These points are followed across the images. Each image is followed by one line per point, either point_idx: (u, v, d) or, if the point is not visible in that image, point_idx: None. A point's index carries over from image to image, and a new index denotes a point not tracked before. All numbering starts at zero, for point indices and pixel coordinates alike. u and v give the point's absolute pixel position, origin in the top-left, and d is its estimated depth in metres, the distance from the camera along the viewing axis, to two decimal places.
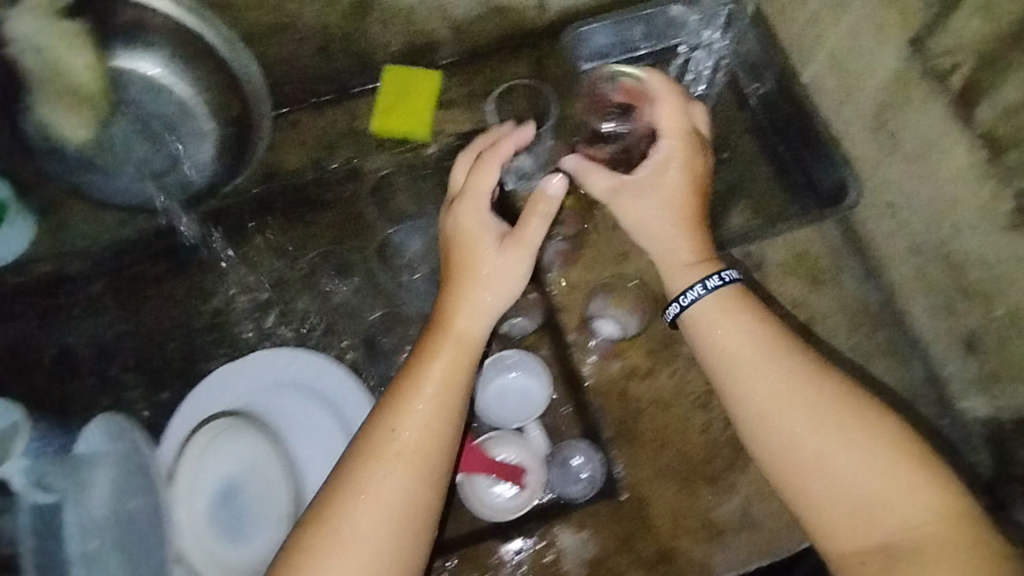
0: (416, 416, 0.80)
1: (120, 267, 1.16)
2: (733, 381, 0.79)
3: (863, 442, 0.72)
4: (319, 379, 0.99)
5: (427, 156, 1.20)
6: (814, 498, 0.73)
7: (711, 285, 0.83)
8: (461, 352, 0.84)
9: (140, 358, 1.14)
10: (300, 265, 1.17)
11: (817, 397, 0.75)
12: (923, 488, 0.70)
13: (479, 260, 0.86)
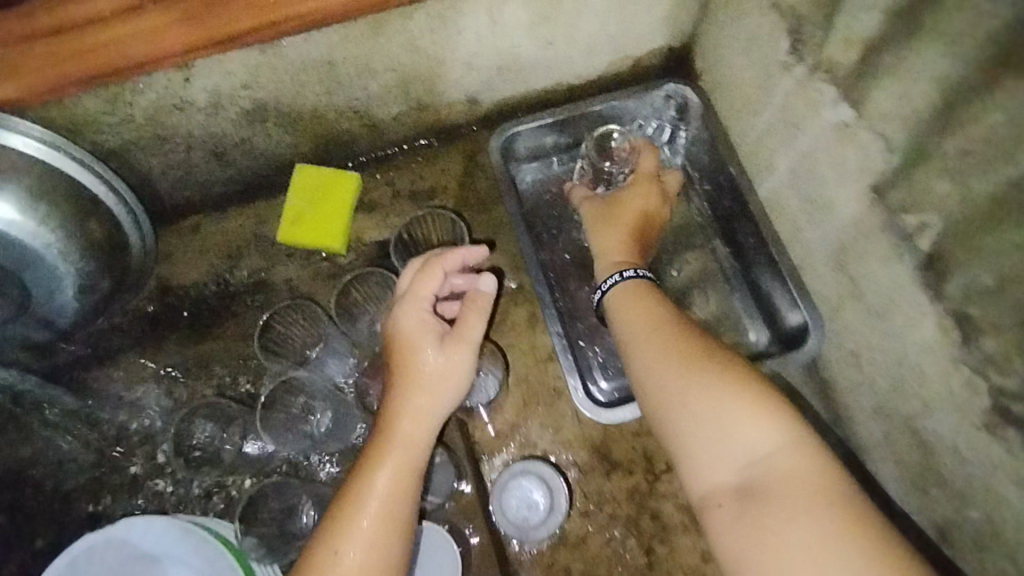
0: (362, 538, 0.70)
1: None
2: (633, 360, 0.79)
3: (733, 395, 0.69)
4: (182, 548, 0.86)
5: (342, 267, 1.08)
6: (686, 441, 0.70)
7: (625, 276, 0.88)
8: (412, 458, 0.76)
9: (10, 499, 1.00)
10: (197, 392, 1.04)
11: (691, 353, 0.75)
12: (780, 416, 0.68)
13: (421, 365, 0.79)
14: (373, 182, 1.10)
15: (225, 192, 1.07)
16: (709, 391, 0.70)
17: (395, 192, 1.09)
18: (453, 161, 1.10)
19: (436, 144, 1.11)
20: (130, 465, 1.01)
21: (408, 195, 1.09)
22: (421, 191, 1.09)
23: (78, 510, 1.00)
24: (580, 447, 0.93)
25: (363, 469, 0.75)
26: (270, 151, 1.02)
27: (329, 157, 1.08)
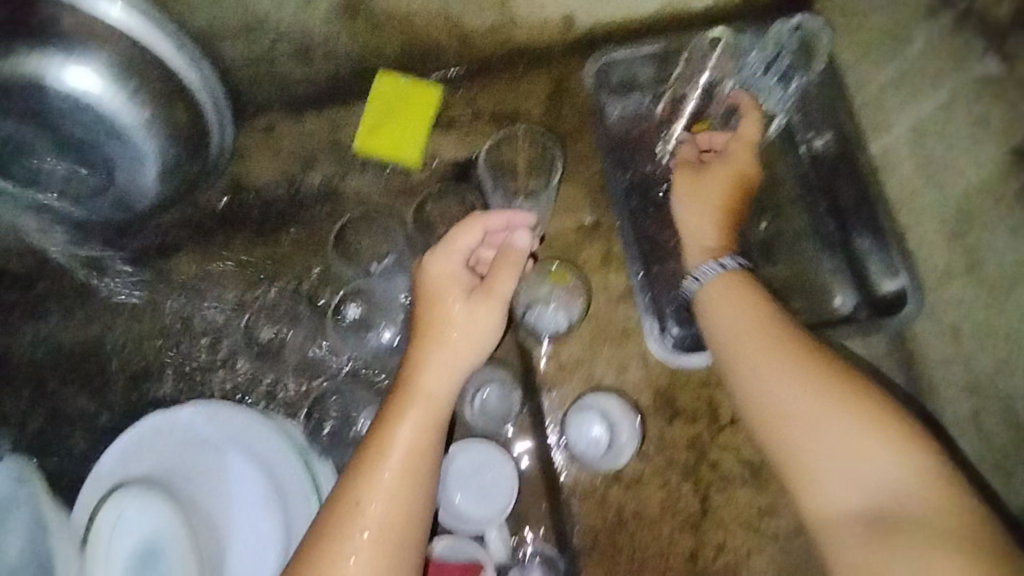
0: (383, 493, 0.70)
1: (67, 270, 1.05)
2: (734, 357, 0.75)
3: (849, 400, 0.67)
4: (238, 435, 0.88)
5: (414, 182, 1.03)
6: (785, 454, 0.69)
7: (721, 267, 0.81)
8: (434, 415, 0.74)
9: (80, 372, 1.04)
10: (259, 293, 1.03)
11: (798, 354, 0.71)
12: (879, 418, 0.66)
13: (450, 327, 0.77)
14: (452, 98, 1.05)
15: (305, 93, 1.05)
16: (824, 399, 0.68)
17: (475, 112, 1.04)
18: (539, 82, 1.04)
19: (522, 64, 1.05)
20: (192, 357, 1.03)
21: (488, 116, 1.04)
22: (502, 113, 1.04)
23: (143, 393, 1.03)
24: (645, 390, 0.91)
25: (387, 424, 0.73)
26: None
27: (412, 67, 1.03)
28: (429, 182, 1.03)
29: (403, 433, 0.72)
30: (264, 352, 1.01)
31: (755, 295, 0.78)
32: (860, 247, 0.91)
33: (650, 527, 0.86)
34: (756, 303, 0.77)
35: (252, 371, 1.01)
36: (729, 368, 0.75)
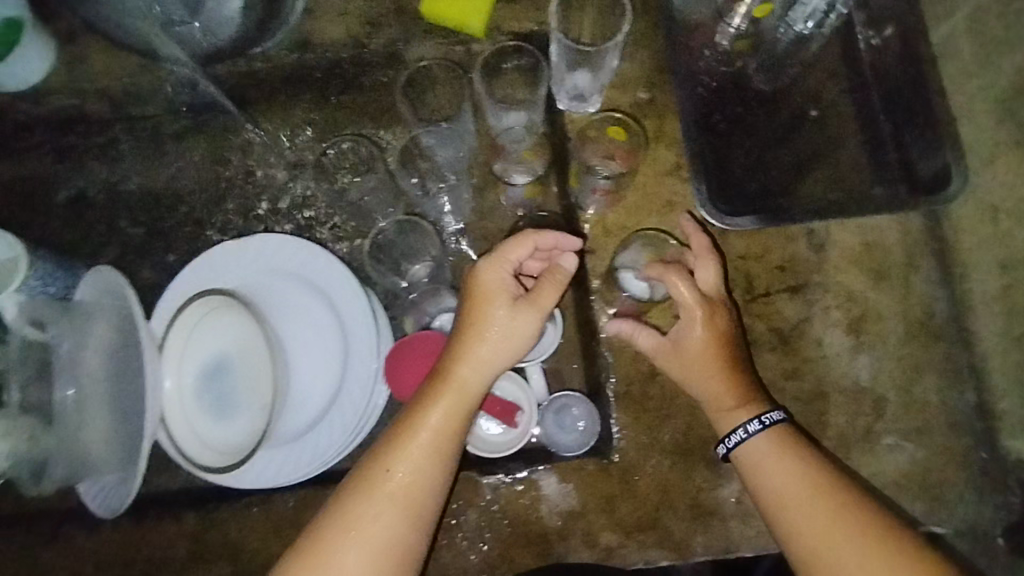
0: (410, 462, 0.77)
1: (139, 115, 1.10)
2: (782, 503, 0.77)
3: (876, 533, 0.72)
4: (307, 267, 0.93)
5: (475, 54, 1.06)
6: (769, 508, 0.78)
7: (753, 428, 0.81)
8: (463, 412, 0.79)
9: (150, 215, 1.10)
10: (319, 150, 1.08)
11: (793, 465, 0.78)
12: (852, 512, 0.74)
13: (483, 349, 0.79)
14: None
15: None
16: (853, 538, 0.72)
17: None
18: None
19: None
20: (254, 205, 1.08)
21: None
22: None
23: (207, 237, 1.09)
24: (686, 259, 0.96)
25: (418, 409, 0.79)
26: None
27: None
28: (490, 53, 1.05)
29: (423, 482, 0.77)
30: (322, 206, 1.06)
31: (803, 449, 0.79)
32: (908, 139, 0.95)
33: (682, 382, 0.92)
34: (793, 451, 0.80)
35: (311, 223, 1.06)
36: (769, 509, 0.78)
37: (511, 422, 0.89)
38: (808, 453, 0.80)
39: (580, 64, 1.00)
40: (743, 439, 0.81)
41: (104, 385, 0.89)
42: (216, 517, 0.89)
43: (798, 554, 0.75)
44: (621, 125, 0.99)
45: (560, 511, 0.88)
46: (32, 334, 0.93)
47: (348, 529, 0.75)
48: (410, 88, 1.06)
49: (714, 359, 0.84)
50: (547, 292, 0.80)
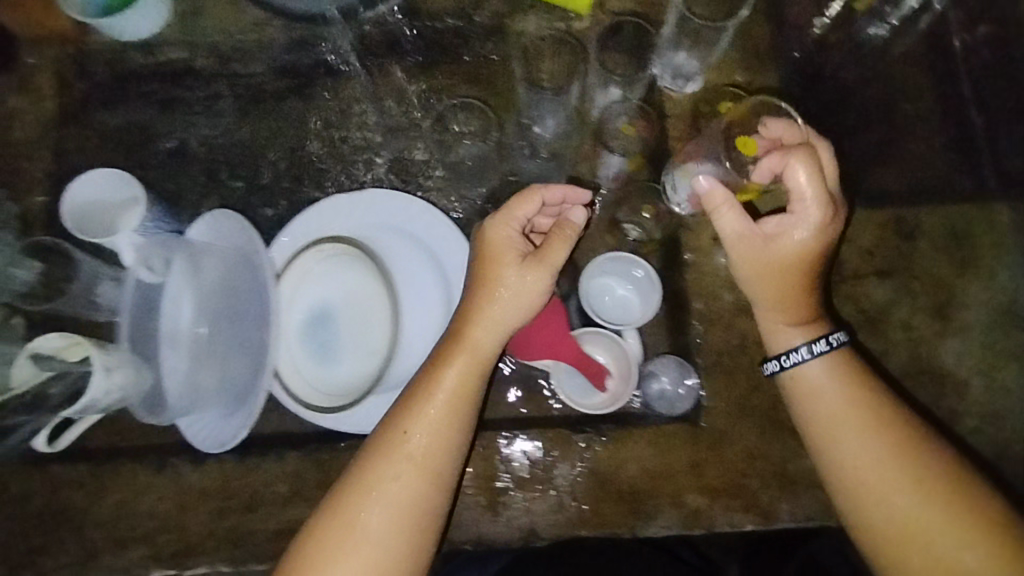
0: (428, 424, 0.80)
1: (243, 73, 1.13)
2: (831, 431, 0.82)
3: (908, 454, 0.80)
4: (414, 223, 0.97)
5: (578, 31, 1.09)
6: (829, 455, 0.82)
7: (815, 350, 0.84)
8: (474, 375, 0.81)
9: (251, 170, 1.13)
10: (418, 115, 1.10)
11: (853, 406, 0.82)
12: (897, 444, 0.80)
13: (495, 308, 0.82)
14: None
15: None
16: (886, 458, 0.80)
17: None
18: None
19: None
20: (353, 165, 1.11)
21: None
22: None
23: (306, 195, 1.12)
24: None
25: (430, 374, 0.81)
26: None
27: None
28: (594, 31, 1.08)
29: (443, 444, 0.80)
30: (421, 169, 1.08)
31: (865, 383, 0.83)
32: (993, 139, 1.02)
33: None
34: (853, 389, 0.83)
35: (409, 185, 1.08)
36: (816, 439, 0.84)
37: (601, 387, 0.93)
38: (873, 393, 0.83)
39: (685, 41, 1.04)
40: (799, 360, 0.84)
41: (218, 329, 0.91)
42: (319, 459, 0.93)
43: (836, 474, 0.82)
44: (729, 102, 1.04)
45: (649, 471, 0.92)
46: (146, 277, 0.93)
47: (370, 487, 0.78)
48: (522, 56, 1.09)
49: (799, 264, 0.81)
50: (555, 248, 0.82)
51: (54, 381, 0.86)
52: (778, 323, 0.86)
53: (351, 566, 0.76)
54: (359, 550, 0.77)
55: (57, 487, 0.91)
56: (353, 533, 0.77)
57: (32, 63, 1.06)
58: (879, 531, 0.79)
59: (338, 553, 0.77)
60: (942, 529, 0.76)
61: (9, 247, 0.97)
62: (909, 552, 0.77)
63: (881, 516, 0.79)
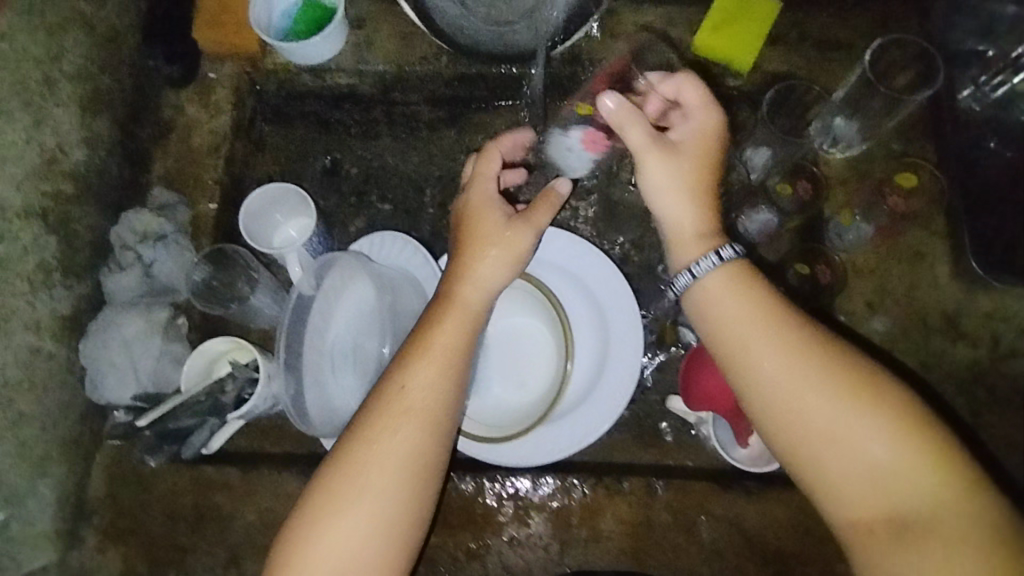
0: (424, 381, 0.74)
1: (400, 101, 1.16)
2: (743, 343, 0.68)
3: (807, 364, 0.66)
4: (581, 265, 0.97)
5: (731, 87, 1.09)
6: (835, 466, 0.64)
7: (723, 258, 0.71)
8: (467, 327, 0.77)
9: (398, 194, 1.15)
10: None
11: (810, 360, 0.66)
12: (900, 421, 0.63)
13: (489, 262, 0.78)
14: (784, 18, 1.10)
15: None
16: (841, 395, 0.65)
17: (801, 36, 1.10)
18: (867, 21, 1.10)
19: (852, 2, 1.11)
20: None
21: (810, 43, 1.10)
22: (825, 42, 1.10)
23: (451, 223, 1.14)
24: (931, 309, 0.99)
25: (432, 327, 0.76)
26: None
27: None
28: (749, 90, 1.09)
29: (423, 395, 0.74)
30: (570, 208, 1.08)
31: (757, 285, 0.70)
32: None
33: None
34: (770, 315, 0.69)
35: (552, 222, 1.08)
36: (737, 365, 0.69)
37: (744, 442, 0.91)
38: (762, 286, 0.71)
39: (853, 108, 1.01)
40: (691, 282, 0.72)
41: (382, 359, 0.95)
42: (463, 492, 0.92)
43: (744, 392, 0.69)
44: (911, 173, 1.02)
45: (793, 532, 0.90)
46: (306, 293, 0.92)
47: (364, 454, 0.72)
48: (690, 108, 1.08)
49: (709, 166, 0.74)
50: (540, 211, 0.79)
51: (226, 389, 0.90)
52: (687, 240, 0.73)
53: (354, 522, 0.70)
54: (358, 508, 0.70)
55: (206, 489, 0.92)
56: (357, 484, 0.71)
57: (211, 77, 1.10)
58: (846, 487, 0.64)
59: (323, 522, 0.70)
60: (915, 479, 0.62)
61: (178, 245, 0.98)
62: (884, 515, 0.63)
63: (824, 455, 0.64)
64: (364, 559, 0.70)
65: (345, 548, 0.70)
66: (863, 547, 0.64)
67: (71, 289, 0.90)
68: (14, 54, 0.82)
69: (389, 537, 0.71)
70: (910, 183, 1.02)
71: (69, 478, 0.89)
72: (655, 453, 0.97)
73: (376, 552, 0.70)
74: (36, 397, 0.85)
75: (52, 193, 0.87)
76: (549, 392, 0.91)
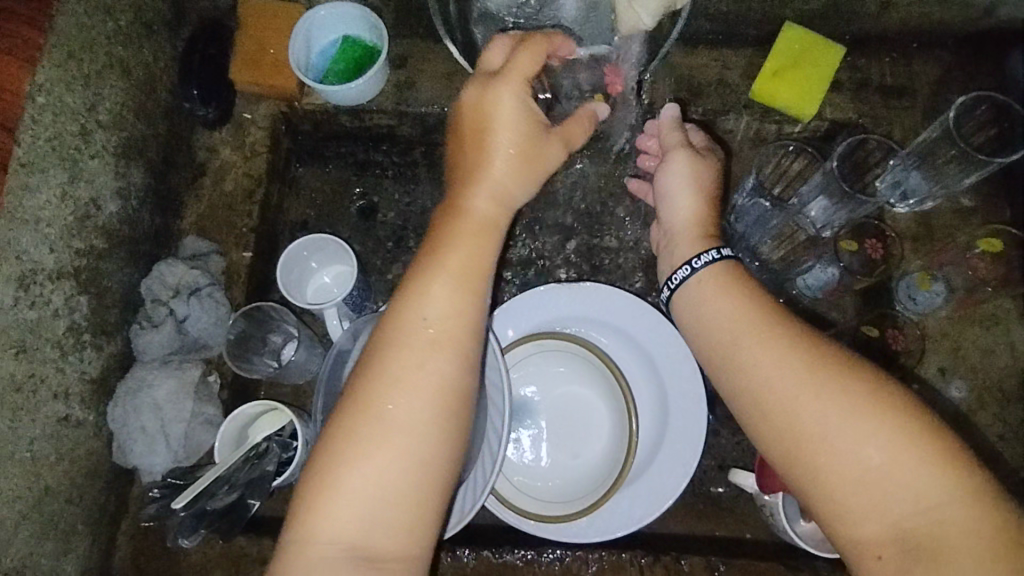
0: (443, 310, 0.61)
1: (441, 142, 1.09)
2: (734, 340, 0.63)
3: (793, 360, 0.59)
4: (634, 324, 0.90)
5: (788, 135, 1.02)
6: (827, 479, 0.56)
7: (702, 261, 0.69)
8: (492, 250, 0.64)
9: None
10: (620, 202, 1.02)
11: (793, 359, 0.59)
12: (885, 416, 0.56)
13: (507, 180, 0.65)
14: (847, 62, 1.04)
15: (707, 29, 1.03)
16: (834, 390, 0.57)
17: (868, 81, 1.03)
18: (931, 67, 1.04)
19: (916, 46, 1.05)
20: None
21: (877, 87, 1.03)
22: (892, 87, 1.03)
23: None
24: (1006, 376, 0.94)
25: (449, 248, 0.63)
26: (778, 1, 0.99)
27: (818, 23, 1.02)
28: (807, 137, 1.03)
29: (457, 330, 0.61)
30: (623, 258, 1.00)
31: (748, 286, 0.65)
32: None
33: None
34: (747, 308, 0.64)
35: (605, 274, 1.00)
36: (721, 357, 0.64)
37: (810, 515, 0.82)
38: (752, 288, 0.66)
39: (927, 164, 0.94)
40: (689, 275, 0.69)
41: None
42: (509, 563, 0.85)
43: (739, 399, 0.62)
44: (995, 238, 0.96)
45: None
46: (342, 345, 0.88)
47: (386, 390, 0.59)
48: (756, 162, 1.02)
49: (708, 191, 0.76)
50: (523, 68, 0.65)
51: (265, 455, 0.83)
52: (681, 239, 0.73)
53: (378, 466, 0.57)
54: (392, 450, 0.58)
55: (237, 563, 0.85)
56: (377, 430, 0.58)
57: (247, 116, 1.04)
58: (848, 498, 0.56)
59: (341, 466, 0.57)
60: (913, 491, 0.54)
61: (213, 299, 0.92)
62: (890, 531, 0.55)
63: (818, 458, 0.57)
64: (393, 515, 0.57)
65: (374, 496, 0.57)
66: (873, 566, 0.55)
67: (101, 349, 0.86)
68: (51, 107, 0.77)
69: (420, 487, 0.58)
70: (994, 249, 0.95)
71: (93, 549, 0.84)
72: (712, 523, 0.91)
73: (413, 506, 0.58)
74: (64, 468, 0.79)
75: (85, 250, 0.83)
76: (611, 463, 0.86)
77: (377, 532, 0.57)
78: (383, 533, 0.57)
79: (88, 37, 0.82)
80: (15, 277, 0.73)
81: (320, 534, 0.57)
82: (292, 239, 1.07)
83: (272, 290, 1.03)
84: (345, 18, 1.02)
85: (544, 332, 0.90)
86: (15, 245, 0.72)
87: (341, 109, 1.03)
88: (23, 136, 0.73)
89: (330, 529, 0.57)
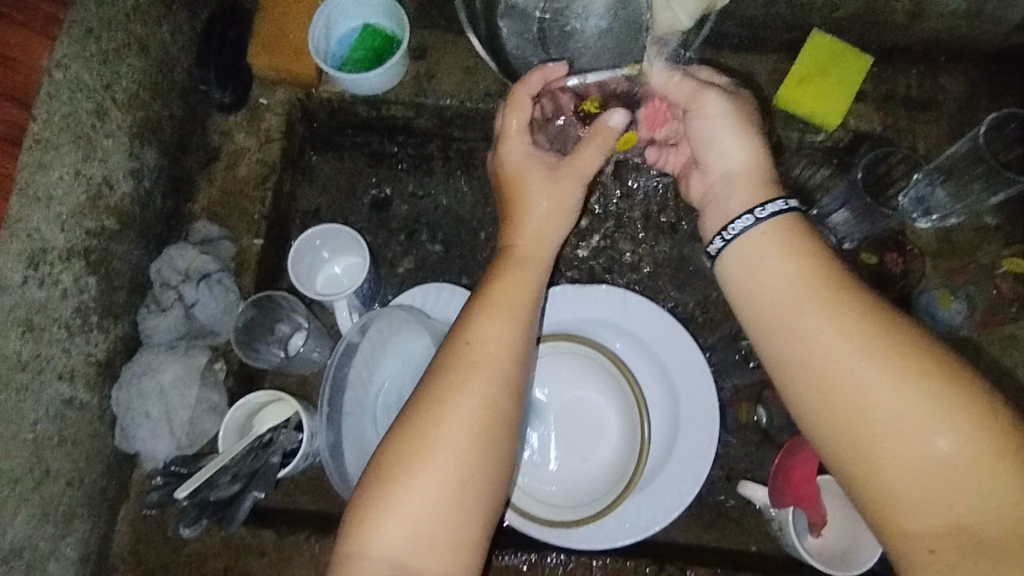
0: (498, 337, 0.61)
1: (458, 136, 1.08)
2: (792, 307, 0.59)
3: (859, 332, 0.56)
4: (650, 331, 0.88)
5: (811, 144, 1.01)
6: (878, 461, 0.53)
7: (765, 214, 0.64)
8: (538, 283, 0.65)
9: (451, 234, 1.06)
10: (637, 203, 1.00)
11: (852, 331, 0.56)
12: (947, 398, 0.52)
13: (532, 208, 0.68)
14: (873, 72, 1.02)
15: (734, 32, 1.02)
16: (897, 368, 0.54)
17: (894, 92, 1.01)
18: (959, 81, 1.02)
19: (943, 59, 1.03)
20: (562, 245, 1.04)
21: (902, 99, 1.01)
22: (918, 100, 1.01)
23: None
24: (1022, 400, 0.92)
25: (500, 282, 0.64)
26: (807, 7, 0.97)
27: (847, 30, 1.00)
28: (831, 146, 1.01)
29: (501, 347, 0.61)
30: (639, 260, 0.99)
31: (817, 250, 0.61)
32: None
33: None
34: (807, 270, 0.60)
35: (619, 275, 0.99)
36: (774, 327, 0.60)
37: (817, 531, 0.82)
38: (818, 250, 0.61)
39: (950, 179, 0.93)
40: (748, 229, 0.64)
41: None
42: (512, 565, 0.84)
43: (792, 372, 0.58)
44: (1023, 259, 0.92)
45: None
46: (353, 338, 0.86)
47: (441, 410, 0.58)
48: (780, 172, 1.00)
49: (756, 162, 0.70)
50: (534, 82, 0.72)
51: (270, 447, 0.82)
52: (738, 185, 0.68)
53: (430, 486, 0.56)
54: (440, 477, 0.56)
55: (237, 554, 0.84)
56: (430, 447, 0.57)
57: (263, 102, 1.02)
58: (902, 485, 0.52)
59: (393, 485, 0.56)
60: (979, 485, 0.51)
61: (223, 285, 0.91)
62: (945, 525, 0.51)
63: (869, 440, 0.54)
64: (445, 532, 0.56)
65: (424, 517, 0.56)
66: (924, 559, 0.51)
67: (108, 331, 0.84)
68: (68, 83, 0.75)
69: (462, 507, 0.57)
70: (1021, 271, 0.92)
71: (92, 534, 0.82)
72: (717, 534, 0.90)
73: (459, 521, 0.57)
74: (66, 451, 0.78)
75: (95, 230, 0.82)
76: (621, 473, 0.85)
77: (426, 550, 0.56)
78: (432, 552, 0.56)
79: (107, 14, 0.81)
80: (24, 256, 0.71)
81: (369, 550, 0.55)
82: (304, 227, 1.05)
83: (281, 278, 1.02)
84: (365, 4, 1.00)
85: (556, 333, 0.89)
86: (26, 223, 0.71)
87: (358, 98, 1.01)
88: (39, 111, 0.72)
89: (379, 546, 0.55)
